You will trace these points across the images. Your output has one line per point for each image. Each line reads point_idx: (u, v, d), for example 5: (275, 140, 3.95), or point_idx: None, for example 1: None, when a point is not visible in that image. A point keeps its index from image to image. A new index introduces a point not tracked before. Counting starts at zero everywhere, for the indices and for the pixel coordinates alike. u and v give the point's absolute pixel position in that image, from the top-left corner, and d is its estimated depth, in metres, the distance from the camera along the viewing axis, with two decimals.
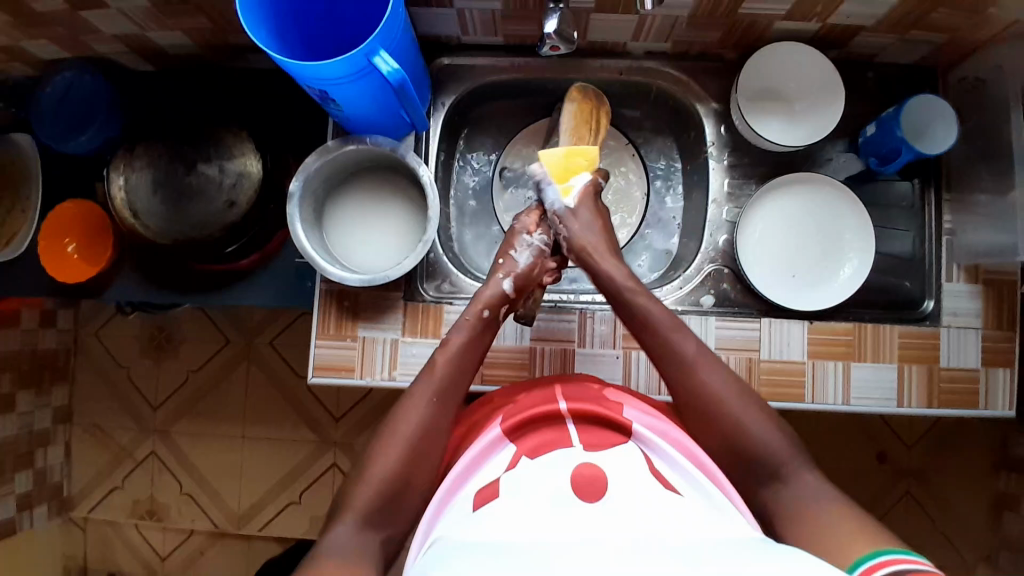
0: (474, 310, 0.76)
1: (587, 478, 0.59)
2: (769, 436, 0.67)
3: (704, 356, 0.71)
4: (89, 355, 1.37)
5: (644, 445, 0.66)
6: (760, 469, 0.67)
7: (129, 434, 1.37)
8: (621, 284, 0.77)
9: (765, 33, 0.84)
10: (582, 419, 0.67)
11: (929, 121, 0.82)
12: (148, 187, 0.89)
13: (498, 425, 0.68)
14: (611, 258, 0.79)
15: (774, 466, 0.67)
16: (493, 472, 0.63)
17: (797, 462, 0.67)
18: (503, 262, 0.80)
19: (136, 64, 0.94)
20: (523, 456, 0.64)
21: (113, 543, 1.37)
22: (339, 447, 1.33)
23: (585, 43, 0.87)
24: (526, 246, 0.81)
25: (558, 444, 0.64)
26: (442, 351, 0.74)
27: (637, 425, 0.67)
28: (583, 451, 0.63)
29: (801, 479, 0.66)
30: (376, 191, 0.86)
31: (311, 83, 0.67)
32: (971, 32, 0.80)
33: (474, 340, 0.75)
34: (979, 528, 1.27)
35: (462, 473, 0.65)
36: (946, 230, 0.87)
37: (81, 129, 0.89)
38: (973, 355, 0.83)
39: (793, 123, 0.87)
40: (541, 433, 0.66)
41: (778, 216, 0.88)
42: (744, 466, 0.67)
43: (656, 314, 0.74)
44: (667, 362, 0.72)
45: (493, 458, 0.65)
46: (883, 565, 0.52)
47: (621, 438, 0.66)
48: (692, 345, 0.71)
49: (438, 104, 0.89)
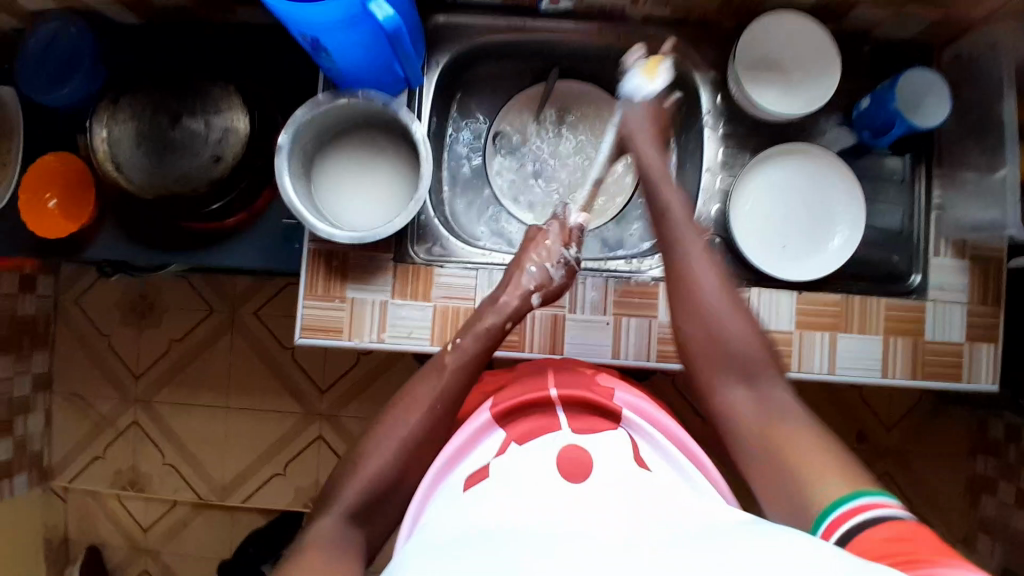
0: (496, 321, 0.76)
1: (571, 461, 0.61)
2: (749, 342, 0.70)
3: (702, 248, 0.74)
4: (69, 321, 1.35)
5: (633, 431, 0.68)
6: (733, 368, 0.69)
7: (111, 404, 1.35)
8: (654, 168, 0.79)
9: (764, 0, 0.84)
10: (571, 404, 0.68)
11: (922, 95, 0.83)
12: (132, 141, 0.87)
13: (485, 411, 0.68)
14: (654, 146, 0.80)
15: (750, 370, 0.69)
16: (482, 460, 0.65)
17: (771, 376, 0.69)
18: (535, 271, 0.79)
19: (121, 15, 0.91)
20: (512, 442, 0.65)
21: (94, 513, 1.35)
22: (325, 419, 1.32)
23: (584, 5, 0.86)
24: (559, 260, 0.80)
25: (546, 429, 0.66)
26: (453, 352, 0.73)
27: (626, 411, 0.68)
28: (571, 436, 0.64)
29: (772, 388, 0.68)
30: (370, 167, 0.84)
31: (302, 30, 0.66)
32: (970, 6, 0.80)
33: (485, 344, 0.75)
34: (956, 510, 1.29)
35: (452, 458, 0.66)
36: (935, 205, 0.88)
37: (65, 82, 0.88)
38: (958, 329, 0.84)
39: (790, 92, 0.86)
40: (530, 420, 0.67)
41: (770, 188, 0.88)
42: (718, 361, 0.70)
43: (665, 205, 0.77)
44: (667, 251, 0.75)
45: (483, 443, 0.67)
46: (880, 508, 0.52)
47: (611, 423, 0.67)
48: (693, 237, 0.75)
49: (432, 64, 0.88)
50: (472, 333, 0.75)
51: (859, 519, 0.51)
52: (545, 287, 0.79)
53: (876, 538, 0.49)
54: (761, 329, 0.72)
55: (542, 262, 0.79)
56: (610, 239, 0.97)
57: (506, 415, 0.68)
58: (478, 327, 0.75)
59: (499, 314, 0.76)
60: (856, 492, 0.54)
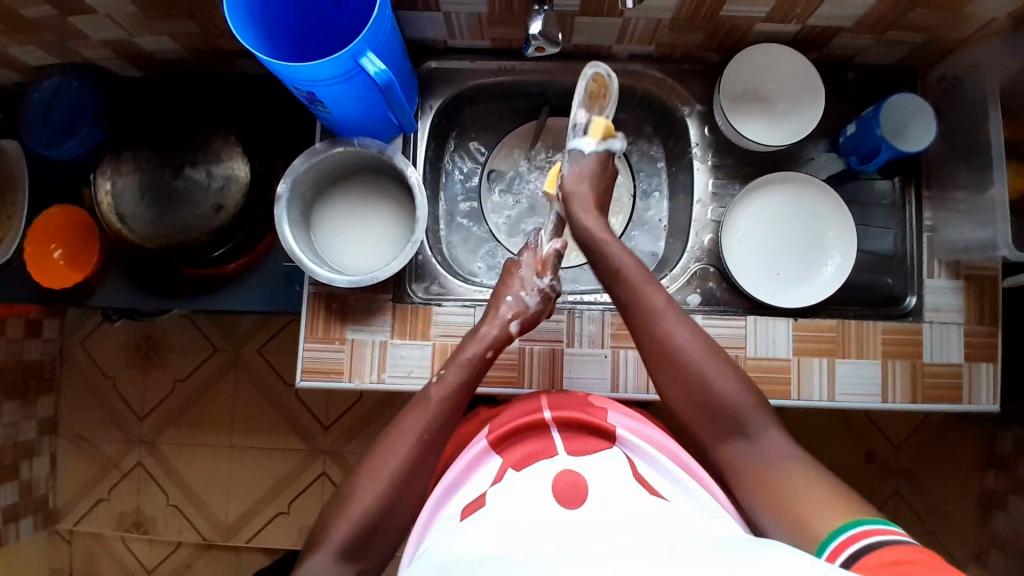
0: (476, 349, 0.78)
1: (569, 485, 0.61)
2: (733, 390, 0.69)
3: (672, 305, 0.74)
4: (74, 365, 1.36)
5: (629, 450, 0.68)
6: (722, 424, 0.69)
7: (116, 445, 1.35)
8: (596, 234, 0.81)
9: (746, 35, 0.86)
10: (566, 425, 0.69)
11: (907, 121, 0.84)
12: (135, 191, 0.89)
13: (484, 437, 0.70)
14: (589, 212, 0.83)
15: (737, 422, 0.68)
16: (479, 486, 0.65)
17: (760, 421, 0.68)
18: (511, 300, 0.82)
19: (122, 68, 0.94)
20: (510, 468, 0.66)
21: (100, 556, 1.35)
22: (330, 455, 1.33)
23: (571, 46, 0.89)
24: (532, 288, 0.83)
25: (544, 454, 0.66)
26: (439, 385, 0.74)
27: (620, 430, 0.69)
28: (568, 459, 0.65)
29: (767, 436, 0.67)
30: (358, 198, 0.86)
31: (298, 85, 0.68)
32: (949, 31, 0.82)
33: (468, 377, 0.76)
34: (968, 526, 1.27)
35: (448, 489, 0.67)
36: (927, 227, 0.88)
37: (70, 135, 0.90)
38: (955, 350, 0.84)
39: (773, 124, 0.88)
40: (526, 446, 0.68)
41: (760, 215, 0.89)
42: (707, 420, 0.69)
43: (620, 265, 0.77)
44: (634, 312, 0.74)
45: (481, 469, 0.68)
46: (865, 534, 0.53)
47: (605, 443, 0.68)
48: (660, 298, 0.74)
49: (425, 108, 0.90)
50: (456, 363, 0.76)
51: (862, 544, 0.52)
52: (524, 315, 0.81)
53: (876, 563, 0.49)
54: (743, 374, 0.71)
55: (516, 291, 0.82)
56: None
57: (502, 441, 0.69)
58: (460, 357, 0.77)
59: (480, 343, 0.78)
60: (862, 519, 0.55)
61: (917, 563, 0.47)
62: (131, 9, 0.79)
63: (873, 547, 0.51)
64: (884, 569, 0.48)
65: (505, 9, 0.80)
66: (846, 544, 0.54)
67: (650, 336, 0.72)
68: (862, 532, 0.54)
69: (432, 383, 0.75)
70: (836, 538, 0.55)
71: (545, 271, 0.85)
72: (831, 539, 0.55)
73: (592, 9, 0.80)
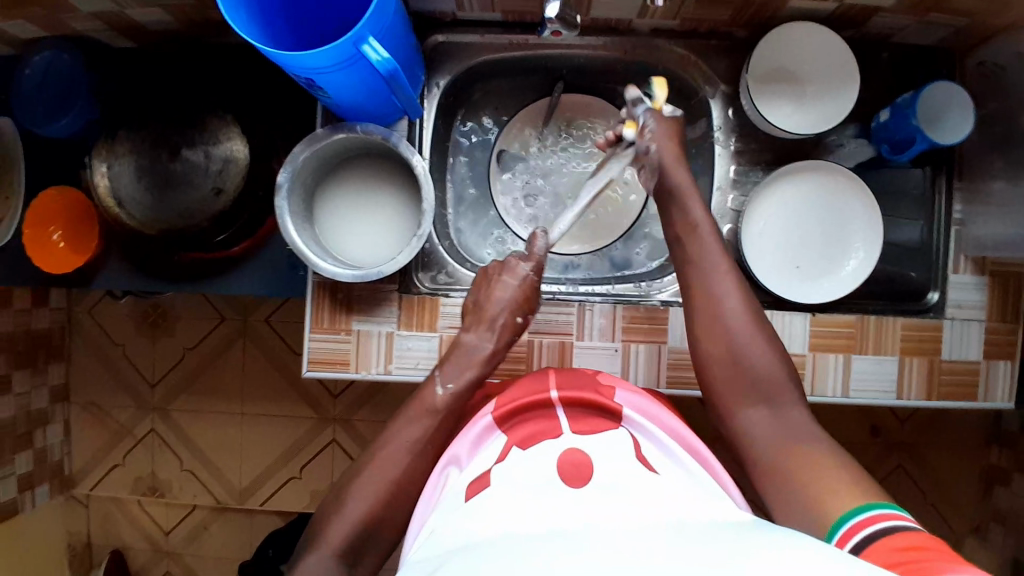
0: (482, 362, 0.76)
1: (572, 464, 0.59)
2: (769, 364, 0.70)
3: (727, 268, 0.74)
4: (83, 334, 1.36)
5: (634, 429, 0.67)
6: (751, 390, 0.69)
7: (128, 412, 1.37)
8: (677, 184, 0.78)
9: (777, 12, 0.80)
10: (572, 404, 0.68)
11: (943, 107, 0.78)
12: (132, 175, 0.87)
13: (488, 414, 0.69)
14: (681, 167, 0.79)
15: (766, 390, 0.69)
16: (483, 463, 0.64)
17: (789, 396, 0.69)
18: (520, 320, 0.78)
19: (117, 40, 0.89)
20: (514, 446, 0.64)
21: (116, 519, 1.39)
22: (338, 423, 1.34)
23: (589, 19, 0.83)
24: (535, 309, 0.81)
25: (548, 434, 0.64)
26: (445, 394, 0.73)
27: (627, 410, 0.68)
28: (573, 439, 0.63)
29: (791, 414, 0.68)
30: (353, 197, 0.83)
31: (296, 72, 0.64)
32: (993, 15, 0.76)
33: (469, 393, 0.74)
34: (970, 501, 1.29)
35: (455, 461, 0.68)
36: (955, 221, 0.85)
37: (60, 113, 0.85)
38: (974, 347, 0.82)
39: (803, 108, 0.83)
40: (530, 424, 0.67)
41: (781, 207, 0.85)
42: (738, 384, 0.70)
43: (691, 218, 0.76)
44: (687, 268, 0.75)
45: (486, 446, 0.67)
46: (877, 518, 0.52)
47: (612, 422, 0.67)
48: (715, 256, 0.74)
49: (433, 85, 0.86)
50: (460, 380, 0.74)
51: (872, 529, 0.51)
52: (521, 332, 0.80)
53: (889, 547, 0.48)
54: (778, 345, 0.72)
55: (524, 309, 0.78)
56: (618, 258, 0.95)
57: (507, 418, 0.68)
58: (465, 374, 0.75)
59: (485, 360, 0.76)
60: (876, 504, 0.53)
61: (931, 551, 0.45)
62: None
63: (884, 532, 0.50)
64: (903, 554, 0.46)
65: None
66: (858, 528, 0.52)
67: (696, 287, 0.74)
68: (871, 516, 0.52)
69: (433, 386, 0.74)
70: (845, 522, 0.53)
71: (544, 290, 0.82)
72: (838, 524, 0.54)
73: None
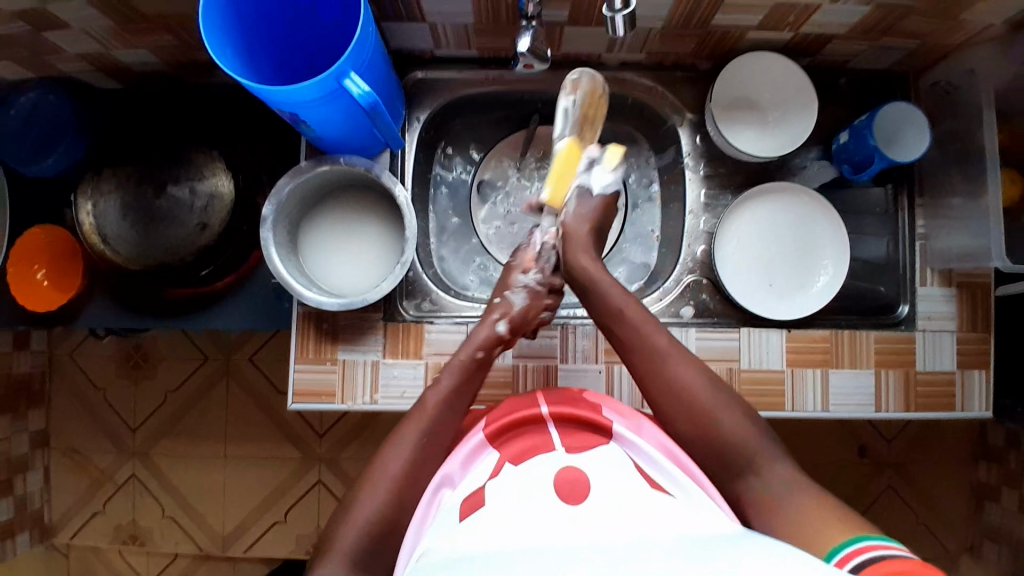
0: (466, 350, 0.77)
1: (568, 482, 0.60)
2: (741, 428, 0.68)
3: (680, 351, 0.72)
4: (65, 377, 1.34)
5: (626, 448, 0.68)
6: (728, 465, 0.67)
7: (108, 457, 1.34)
8: (589, 269, 0.80)
9: (738, 43, 0.85)
10: (563, 421, 0.69)
11: (899, 126, 0.83)
12: (117, 212, 0.89)
13: (480, 430, 0.69)
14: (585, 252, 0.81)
15: (744, 460, 0.66)
16: (476, 480, 0.65)
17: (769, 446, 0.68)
18: (499, 301, 0.81)
19: (103, 83, 0.91)
20: (506, 463, 0.65)
21: (97, 566, 1.35)
22: (325, 462, 1.32)
23: (561, 54, 0.87)
24: (521, 287, 0.83)
25: (543, 449, 0.65)
26: (433, 389, 0.72)
27: (617, 426, 0.68)
28: (564, 456, 0.64)
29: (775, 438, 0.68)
30: (336, 234, 0.84)
31: (280, 107, 0.66)
32: (942, 37, 0.80)
33: (461, 380, 0.74)
34: (961, 519, 1.29)
35: (447, 479, 0.67)
36: (920, 235, 0.88)
37: (47, 151, 0.88)
38: (948, 356, 0.84)
39: (767, 133, 0.87)
40: (521, 442, 0.67)
41: (754, 228, 0.88)
42: (715, 459, 0.67)
43: (618, 306, 0.76)
44: (638, 353, 0.73)
45: (478, 463, 0.67)
46: (867, 548, 0.53)
47: (602, 438, 0.68)
48: (664, 339, 0.73)
49: (413, 120, 0.89)
50: (450, 372, 0.74)
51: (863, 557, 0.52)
52: (511, 314, 0.80)
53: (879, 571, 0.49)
54: (749, 411, 0.70)
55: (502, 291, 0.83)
56: None
57: (500, 434, 0.68)
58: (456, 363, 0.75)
59: (471, 345, 0.77)
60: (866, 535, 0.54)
61: None
62: (107, 24, 0.77)
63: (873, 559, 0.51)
64: None
65: (492, 20, 0.78)
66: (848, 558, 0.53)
67: (654, 370, 0.71)
68: (861, 546, 0.53)
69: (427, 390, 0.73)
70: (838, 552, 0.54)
71: (532, 267, 0.85)
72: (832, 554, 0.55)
73: (579, 19, 0.78)
